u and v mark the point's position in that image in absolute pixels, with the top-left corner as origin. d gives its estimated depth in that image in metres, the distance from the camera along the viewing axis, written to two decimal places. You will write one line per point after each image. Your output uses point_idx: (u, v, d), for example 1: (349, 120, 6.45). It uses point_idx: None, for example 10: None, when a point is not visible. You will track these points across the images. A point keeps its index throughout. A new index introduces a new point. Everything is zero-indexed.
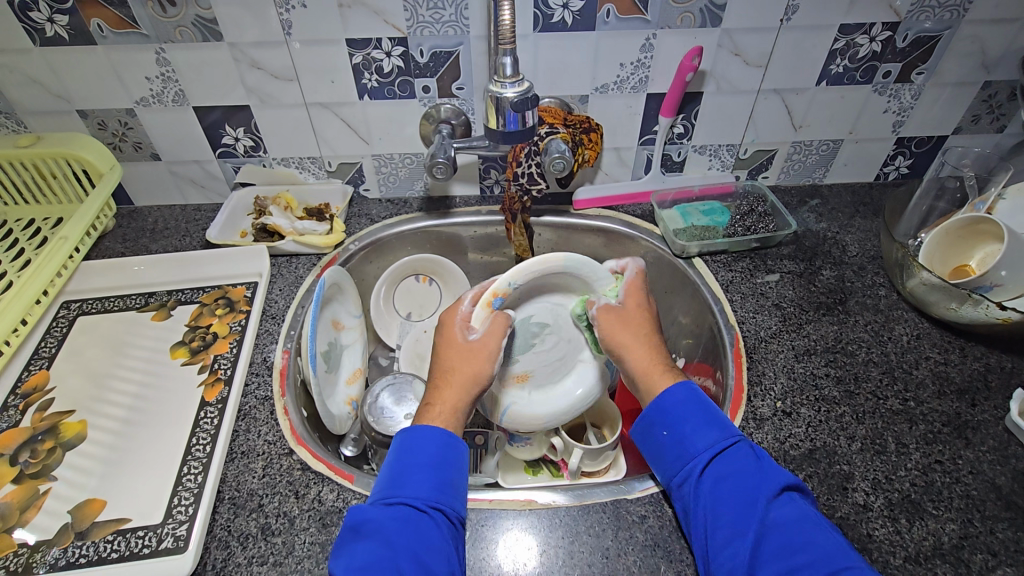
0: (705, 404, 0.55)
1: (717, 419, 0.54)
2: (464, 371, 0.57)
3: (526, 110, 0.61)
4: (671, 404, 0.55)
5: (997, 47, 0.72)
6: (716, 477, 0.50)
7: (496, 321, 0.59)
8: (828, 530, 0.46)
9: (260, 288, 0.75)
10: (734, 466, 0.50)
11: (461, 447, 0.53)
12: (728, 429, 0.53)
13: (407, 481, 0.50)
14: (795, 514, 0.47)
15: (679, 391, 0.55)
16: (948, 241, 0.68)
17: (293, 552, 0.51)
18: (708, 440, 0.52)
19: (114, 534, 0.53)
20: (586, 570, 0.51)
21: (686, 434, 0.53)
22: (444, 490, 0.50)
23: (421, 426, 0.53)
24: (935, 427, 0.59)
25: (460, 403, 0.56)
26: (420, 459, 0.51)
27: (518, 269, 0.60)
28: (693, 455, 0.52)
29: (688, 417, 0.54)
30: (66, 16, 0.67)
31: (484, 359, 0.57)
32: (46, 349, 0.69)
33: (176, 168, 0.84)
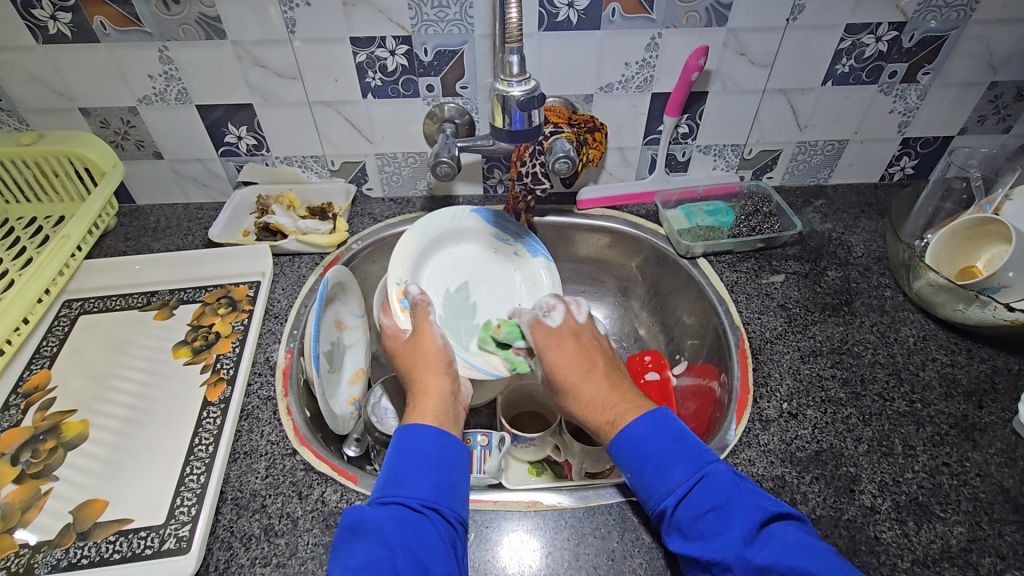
0: (666, 436, 0.52)
1: (681, 452, 0.51)
2: (431, 365, 0.62)
3: (532, 109, 0.61)
4: (631, 442, 0.53)
5: (1004, 47, 0.72)
6: (687, 519, 0.48)
7: (419, 312, 0.68)
8: (820, 558, 0.43)
9: (263, 287, 0.75)
10: (704, 505, 0.48)
11: (460, 449, 0.54)
12: (697, 460, 0.50)
13: (406, 480, 0.50)
14: (780, 549, 0.44)
15: (637, 426, 0.53)
16: (955, 242, 0.68)
17: (297, 554, 0.51)
18: (673, 481, 0.49)
19: (116, 534, 0.52)
20: (591, 572, 0.51)
21: (650, 474, 0.51)
22: (443, 491, 0.50)
23: (417, 424, 0.55)
24: (943, 429, 0.59)
25: (440, 392, 0.60)
26: (418, 459, 0.51)
27: (396, 263, 0.72)
28: (661, 499, 0.50)
29: (651, 453, 0.52)
30: (69, 14, 0.66)
31: (435, 343, 0.65)
32: (48, 348, 0.69)
33: (178, 166, 0.84)
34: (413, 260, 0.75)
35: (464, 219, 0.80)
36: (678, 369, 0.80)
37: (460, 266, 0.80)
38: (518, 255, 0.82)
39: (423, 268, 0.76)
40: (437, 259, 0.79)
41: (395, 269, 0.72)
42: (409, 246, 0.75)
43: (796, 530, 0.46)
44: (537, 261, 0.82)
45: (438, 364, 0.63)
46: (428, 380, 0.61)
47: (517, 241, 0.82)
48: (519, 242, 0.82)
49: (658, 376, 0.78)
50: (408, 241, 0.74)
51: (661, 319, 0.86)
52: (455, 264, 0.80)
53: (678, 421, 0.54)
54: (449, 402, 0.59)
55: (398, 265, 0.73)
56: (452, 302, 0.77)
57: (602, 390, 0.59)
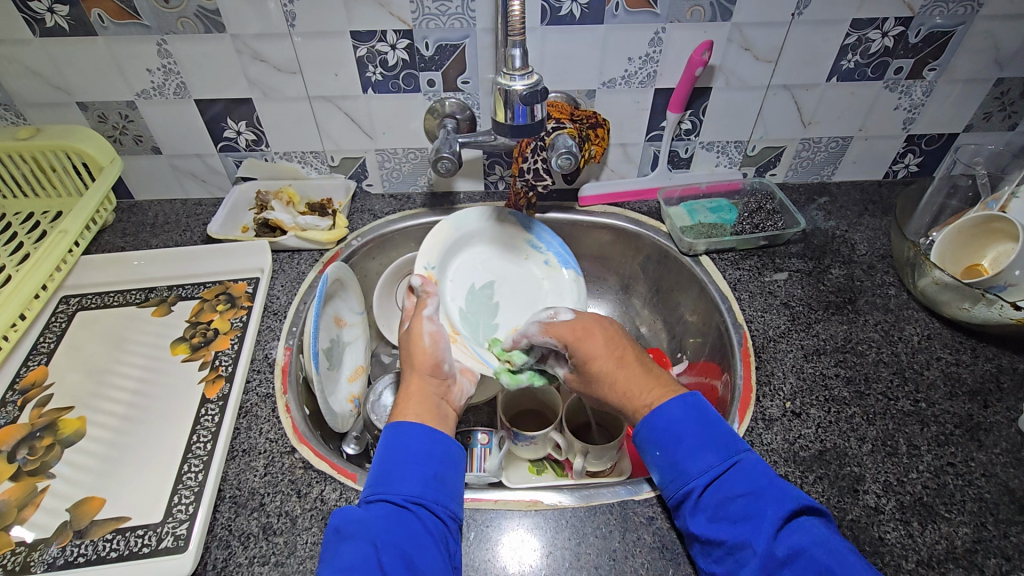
0: (701, 420, 0.53)
1: (715, 437, 0.51)
2: (417, 366, 0.61)
3: (535, 103, 0.60)
4: (666, 422, 0.53)
5: (1011, 43, 0.71)
6: (716, 501, 0.48)
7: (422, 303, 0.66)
8: (845, 550, 0.43)
9: (262, 283, 0.74)
10: (735, 489, 0.48)
11: (450, 443, 0.54)
12: (730, 447, 0.51)
13: (392, 478, 0.50)
14: (809, 536, 0.44)
15: (674, 407, 0.54)
16: (961, 240, 0.67)
17: (295, 552, 0.50)
18: (707, 462, 0.50)
19: (113, 533, 0.52)
20: (592, 572, 0.50)
21: (681, 455, 0.51)
22: (430, 486, 0.50)
23: (400, 422, 0.54)
24: (947, 428, 0.58)
25: (424, 393, 0.58)
26: (404, 456, 0.51)
27: (427, 248, 0.76)
28: (689, 480, 0.50)
29: (684, 435, 0.52)
30: (66, 7, 0.66)
31: (423, 344, 0.61)
32: (45, 344, 0.68)
33: (177, 161, 0.83)
34: (440, 247, 0.77)
35: (510, 223, 0.82)
36: (680, 369, 0.80)
37: (493, 268, 0.82)
38: (547, 264, 0.82)
39: (449, 260, 0.78)
40: (468, 254, 0.81)
41: (425, 253, 0.75)
42: (442, 233, 0.78)
43: (823, 524, 0.46)
44: (564, 273, 0.81)
45: (424, 367, 0.60)
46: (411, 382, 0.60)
47: (549, 250, 0.82)
48: (551, 252, 0.82)
49: None
50: (440, 229, 0.77)
51: (663, 316, 0.85)
52: (488, 265, 0.82)
53: (713, 409, 0.55)
54: (434, 402, 0.58)
55: (426, 250, 0.76)
56: (474, 296, 0.79)
57: (636, 375, 0.59)
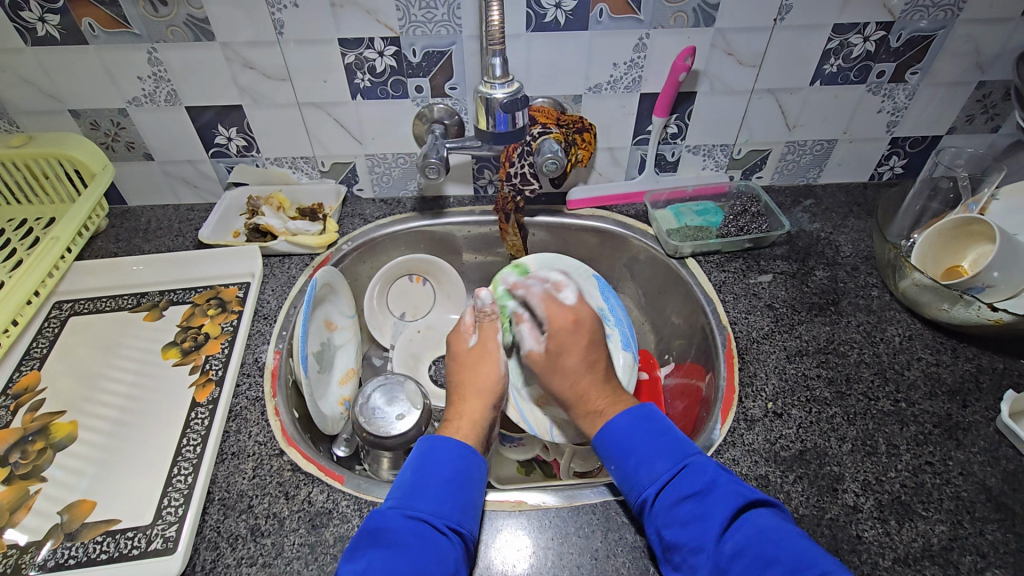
0: (650, 430, 0.54)
1: (665, 444, 0.53)
2: (479, 390, 0.63)
3: (516, 110, 0.62)
4: (615, 437, 0.55)
5: (992, 47, 0.72)
6: (667, 507, 0.49)
7: (487, 326, 0.68)
8: (794, 538, 0.45)
9: (252, 288, 0.75)
10: (684, 491, 0.49)
11: (480, 468, 0.56)
12: (679, 452, 0.52)
13: (426, 495, 0.51)
14: (754, 530, 0.46)
15: (621, 421, 0.56)
16: (941, 242, 0.68)
17: (282, 553, 0.51)
18: (657, 470, 0.51)
19: (103, 535, 0.52)
20: (575, 571, 0.51)
21: (633, 466, 0.53)
22: (465, 513, 0.51)
23: (445, 440, 0.56)
24: (926, 428, 0.59)
25: (481, 419, 0.61)
26: (443, 476, 0.53)
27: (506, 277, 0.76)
28: (643, 490, 0.51)
29: (634, 447, 0.54)
30: (57, 16, 0.66)
31: (492, 373, 0.64)
32: (38, 349, 0.69)
33: (169, 167, 0.84)
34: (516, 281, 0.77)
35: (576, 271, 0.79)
36: (666, 370, 0.81)
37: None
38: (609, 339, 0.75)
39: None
40: None
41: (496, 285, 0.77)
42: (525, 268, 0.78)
43: (771, 514, 0.48)
44: (622, 355, 0.75)
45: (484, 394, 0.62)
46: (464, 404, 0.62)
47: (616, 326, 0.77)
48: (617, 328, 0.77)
49: (648, 375, 0.80)
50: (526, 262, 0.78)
51: (651, 318, 0.86)
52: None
53: (663, 417, 0.56)
54: (485, 427, 0.60)
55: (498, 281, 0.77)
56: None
57: (595, 383, 0.60)
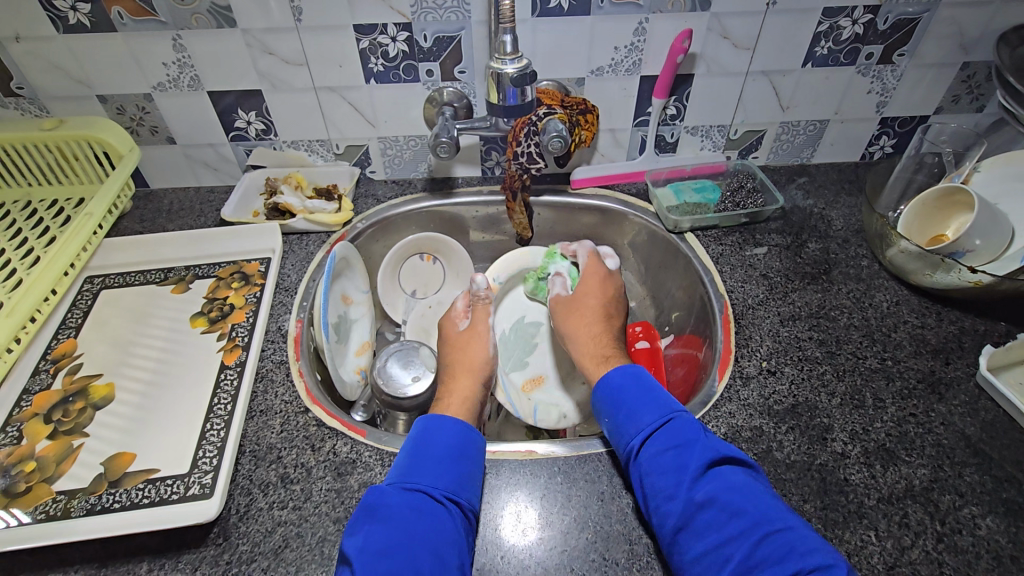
0: (643, 388, 0.60)
1: (653, 399, 0.58)
2: (469, 369, 0.68)
3: (524, 85, 0.66)
4: (612, 389, 0.61)
5: (974, 28, 0.76)
6: (651, 455, 0.53)
7: (478, 309, 0.75)
8: (761, 496, 0.49)
9: (273, 263, 0.79)
10: (667, 442, 0.54)
11: (476, 443, 0.59)
12: (665, 407, 0.57)
13: (424, 469, 0.54)
14: (724, 483, 0.50)
15: (614, 377, 0.62)
16: (926, 212, 0.72)
17: (311, 498, 0.55)
18: (643, 423, 0.56)
19: (145, 482, 0.57)
20: (582, 512, 0.55)
21: (623, 418, 0.58)
22: (461, 484, 0.54)
23: (443, 417, 0.60)
24: (911, 383, 0.63)
25: (472, 396, 0.66)
26: (440, 452, 0.56)
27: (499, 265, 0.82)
28: (630, 440, 0.56)
29: (626, 400, 0.59)
30: (88, 5, 0.70)
31: (481, 353, 0.70)
32: (73, 319, 0.73)
33: (191, 151, 0.88)
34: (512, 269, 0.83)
35: None
36: (667, 341, 0.85)
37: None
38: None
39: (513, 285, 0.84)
40: None
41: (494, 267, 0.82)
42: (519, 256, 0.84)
43: (744, 472, 0.52)
44: None
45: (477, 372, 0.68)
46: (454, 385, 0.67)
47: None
48: None
49: (648, 345, 0.82)
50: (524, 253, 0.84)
51: (652, 292, 0.90)
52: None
53: (651, 377, 0.62)
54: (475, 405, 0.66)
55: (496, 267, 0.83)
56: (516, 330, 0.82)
57: (604, 334, 0.70)
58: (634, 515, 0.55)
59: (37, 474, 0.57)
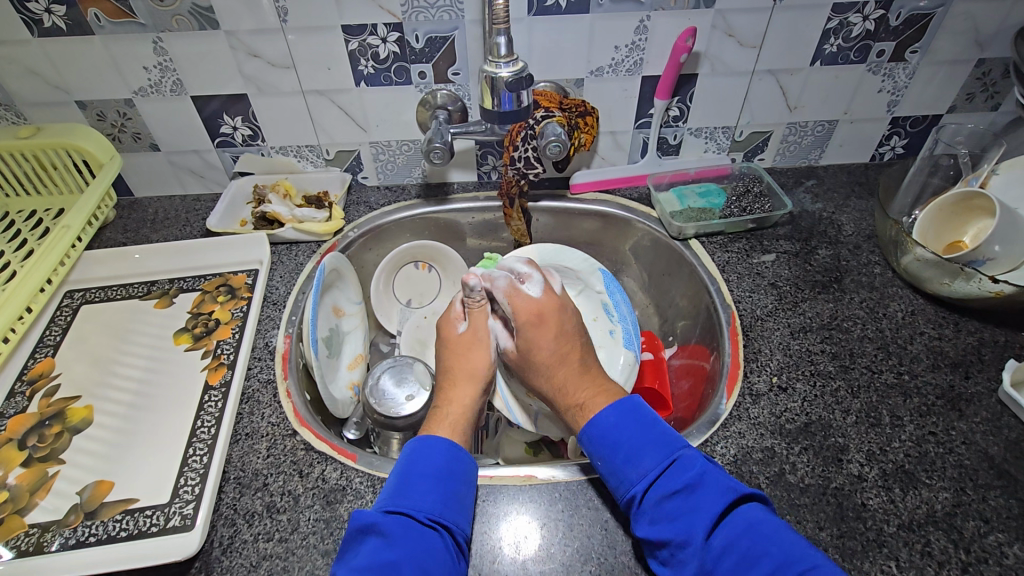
0: (639, 423, 0.54)
1: (655, 438, 0.53)
2: (467, 378, 0.63)
3: (520, 89, 0.63)
4: (603, 431, 0.54)
5: (991, 24, 0.72)
6: (655, 503, 0.49)
7: (476, 314, 0.66)
8: (782, 532, 0.45)
9: (261, 275, 0.76)
10: (673, 486, 0.49)
11: (467, 461, 0.55)
12: (668, 445, 0.52)
13: (413, 490, 0.51)
14: (742, 524, 0.46)
15: (609, 415, 0.55)
16: (942, 217, 0.69)
17: (299, 529, 0.52)
18: (644, 466, 0.51)
19: (123, 513, 0.54)
20: (585, 541, 0.52)
21: (622, 461, 0.52)
22: (449, 505, 0.51)
23: (431, 435, 0.56)
24: (929, 399, 0.60)
25: (469, 404, 0.61)
26: (426, 470, 0.52)
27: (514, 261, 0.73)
28: (631, 486, 0.51)
29: (622, 441, 0.53)
30: (63, 7, 0.67)
31: (484, 359, 0.64)
32: (51, 337, 0.70)
33: (175, 158, 0.85)
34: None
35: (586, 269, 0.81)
36: (672, 351, 0.82)
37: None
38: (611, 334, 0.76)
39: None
40: None
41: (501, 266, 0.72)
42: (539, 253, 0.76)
43: (762, 509, 0.47)
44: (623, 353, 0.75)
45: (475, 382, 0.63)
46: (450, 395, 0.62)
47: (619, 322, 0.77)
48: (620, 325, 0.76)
49: (653, 356, 0.79)
50: (534, 249, 0.73)
51: (656, 300, 0.87)
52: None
53: (648, 409, 0.56)
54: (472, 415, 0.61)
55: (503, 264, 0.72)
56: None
57: (572, 375, 0.61)
58: (640, 545, 0.52)
59: (9, 505, 0.54)
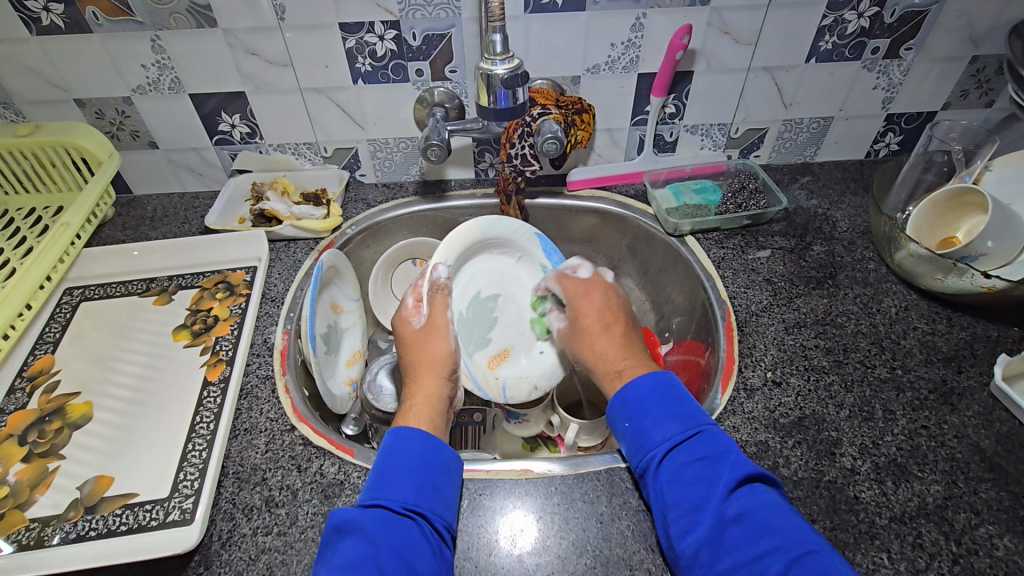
0: (669, 396, 0.56)
1: (680, 410, 0.55)
2: (433, 366, 0.63)
3: (516, 87, 0.63)
4: (635, 397, 0.57)
5: (985, 21, 0.73)
6: (676, 466, 0.51)
7: (436, 301, 0.67)
8: (793, 516, 0.46)
9: (259, 272, 0.77)
10: (696, 454, 0.51)
11: (445, 451, 0.55)
12: (694, 419, 0.54)
13: (390, 482, 0.51)
14: (757, 499, 0.47)
15: (643, 383, 0.57)
16: (936, 213, 0.69)
17: (297, 522, 0.53)
18: (669, 431, 0.53)
19: (123, 508, 0.54)
20: (581, 534, 0.53)
21: (647, 425, 0.55)
22: (426, 494, 0.51)
23: (404, 427, 0.56)
24: (922, 394, 0.61)
25: (438, 394, 0.61)
26: (404, 462, 0.52)
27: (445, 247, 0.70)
28: (653, 448, 0.53)
29: (650, 408, 0.55)
30: (61, 5, 0.67)
31: (444, 347, 0.64)
32: (51, 334, 0.71)
33: (173, 156, 0.85)
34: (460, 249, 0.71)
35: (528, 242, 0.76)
36: (668, 347, 0.82)
37: (504, 280, 0.77)
38: None
39: (464, 261, 0.73)
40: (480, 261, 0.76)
41: (441, 250, 0.70)
42: (465, 232, 0.72)
43: (775, 491, 0.49)
44: None
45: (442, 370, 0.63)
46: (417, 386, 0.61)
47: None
48: None
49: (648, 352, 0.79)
50: (468, 229, 0.72)
51: (652, 296, 0.87)
52: (501, 275, 0.77)
53: (681, 385, 0.58)
54: (444, 404, 0.61)
55: (441, 249, 0.71)
56: (473, 308, 0.74)
57: (613, 345, 0.63)
58: (635, 537, 0.52)
59: (10, 500, 0.54)
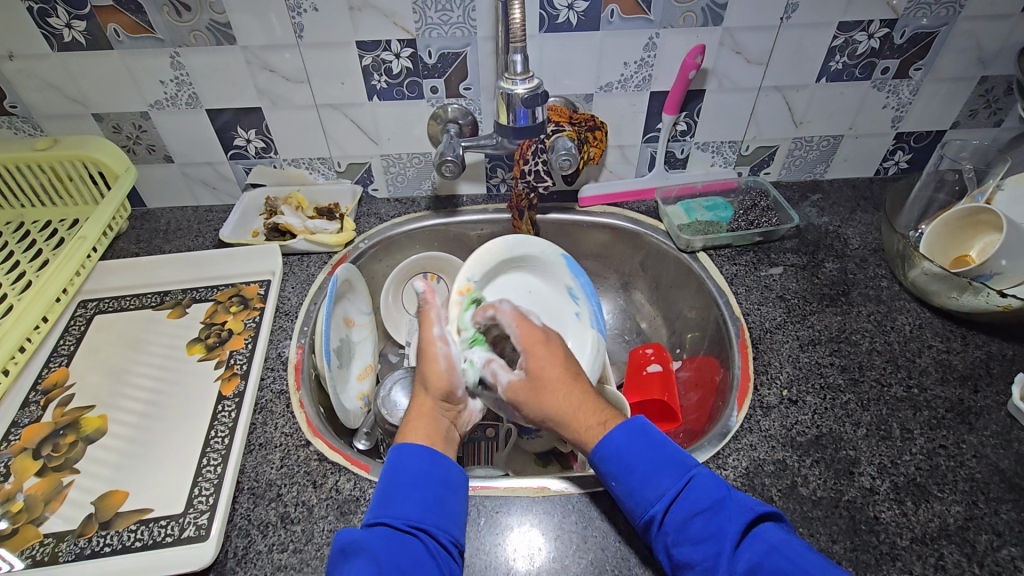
0: (650, 444, 0.52)
1: (665, 457, 0.51)
2: (430, 390, 0.60)
3: (535, 106, 0.64)
4: (614, 452, 0.52)
5: (993, 43, 0.74)
6: (678, 524, 0.47)
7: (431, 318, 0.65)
8: (804, 553, 0.44)
9: (273, 285, 0.77)
10: (695, 507, 0.48)
11: (450, 466, 0.54)
12: (681, 464, 0.50)
13: (395, 499, 0.50)
14: (766, 544, 0.45)
15: (618, 435, 0.53)
16: (949, 231, 0.70)
17: (312, 540, 0.52)
18: (663, 486, 0.49)
19: (137, 523, 0.54)
20: (599, 554, 0.52)
21: (637, 483, 0.50)
22: (431, 511, 0.50)
23: (408, 442, 0.55)
24: (939, 413, 0.60)
25: (434, 414, 0.59)
26: (408, 479, 0.51)
27: (473, 261, 0.73)
28: (649, 507, 0.49)
29: (636, 462, 0.51)
30: (83, 22, 0.68)
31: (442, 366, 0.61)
32: (65, 347, 0.71)
33: (188, 170, 0.86)
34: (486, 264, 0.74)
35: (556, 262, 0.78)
36: (680, 363, 0.83)
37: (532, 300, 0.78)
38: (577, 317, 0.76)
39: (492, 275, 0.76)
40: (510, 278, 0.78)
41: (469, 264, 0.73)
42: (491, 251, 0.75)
43: (781, 528, 0.46)
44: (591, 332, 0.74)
45: (438, 391, 0.60)
46: (416, 418, 0.58)
47: (585, 304, 0.77)
48: (585, 305, 0.77)
49: (661, 368, 0.79)
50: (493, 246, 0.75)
51: (664, 312, 0.88)
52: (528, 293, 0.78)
53: (657, 430, 0.54)
54: (443, 425, 0.59)
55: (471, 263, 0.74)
56: None
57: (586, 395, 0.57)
58: (653, 557, 0.52)
59: (24, 514, 0.54)
